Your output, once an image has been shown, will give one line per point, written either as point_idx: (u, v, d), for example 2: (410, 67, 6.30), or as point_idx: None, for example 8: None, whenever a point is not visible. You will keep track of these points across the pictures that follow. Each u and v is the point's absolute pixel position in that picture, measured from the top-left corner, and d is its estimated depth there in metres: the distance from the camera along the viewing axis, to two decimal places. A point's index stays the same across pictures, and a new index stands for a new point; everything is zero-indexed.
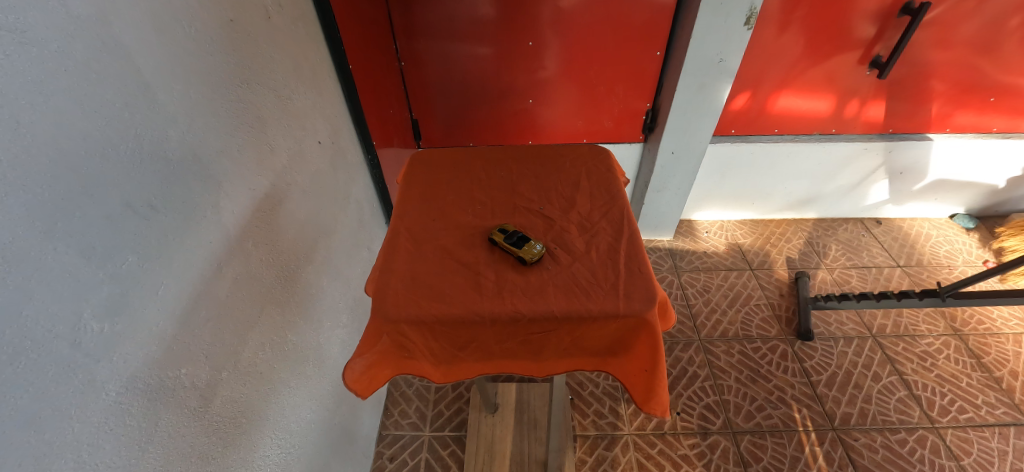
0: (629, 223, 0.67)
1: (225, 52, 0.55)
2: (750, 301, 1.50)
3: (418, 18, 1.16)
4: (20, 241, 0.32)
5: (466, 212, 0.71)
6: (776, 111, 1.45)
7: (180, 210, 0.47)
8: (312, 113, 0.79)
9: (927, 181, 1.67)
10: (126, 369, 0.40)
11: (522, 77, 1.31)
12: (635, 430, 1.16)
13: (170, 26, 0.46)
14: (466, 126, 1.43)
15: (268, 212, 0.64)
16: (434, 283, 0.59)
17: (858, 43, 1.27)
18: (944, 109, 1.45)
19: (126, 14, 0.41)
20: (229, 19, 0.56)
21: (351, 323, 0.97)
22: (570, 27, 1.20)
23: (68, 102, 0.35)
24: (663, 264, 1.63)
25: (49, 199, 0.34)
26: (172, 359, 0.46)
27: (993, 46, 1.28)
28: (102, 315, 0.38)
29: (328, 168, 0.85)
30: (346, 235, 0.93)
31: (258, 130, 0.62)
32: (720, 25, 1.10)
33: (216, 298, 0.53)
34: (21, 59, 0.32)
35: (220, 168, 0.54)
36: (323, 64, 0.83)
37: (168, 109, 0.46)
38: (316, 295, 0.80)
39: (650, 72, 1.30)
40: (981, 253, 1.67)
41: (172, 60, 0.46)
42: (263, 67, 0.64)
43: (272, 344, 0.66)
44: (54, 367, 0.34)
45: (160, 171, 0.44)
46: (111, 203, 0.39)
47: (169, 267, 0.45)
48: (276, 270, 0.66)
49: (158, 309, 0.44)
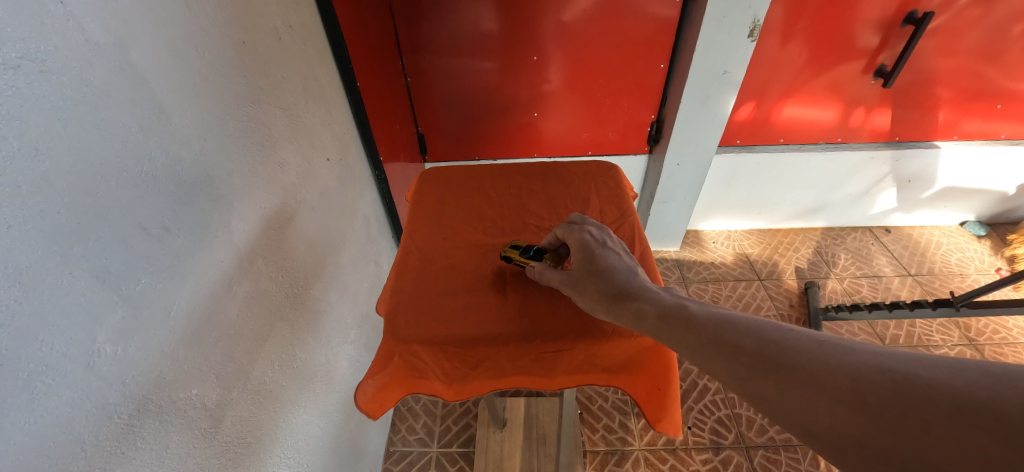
0: (640, 239, 0.67)
1: (237, 72, 0.56)
2: (759, 312, 1.48)
3: (424, 34, 1.18)
4: (32, 265, 0.32)
5: (476, 231, 0.71)
6: (781, 121, 1.45)
7: (193, 231, 0.47)
8: (321, 130, 0.79)
9: (936, 189, 1.65)
10: (139, 391, 0.40)
11: (526, 90, 1.32)
12: (645, 445, 1.15)
13: (184, 50, 0.47)
14: (472, 139, 1.44)
15: (279, 231, 0.65)
16: (446, 303, 0.59)
17: (862, 53, 1.27)
18: (950, 117, 1.44)
19: (141, 41, 0.41)
20: (241, 42, 0.57)
21: (359, 339, 0.97)
22: (573, 41, 1.21)
23: (85, 127, 0.36)
24: (670, 275, 1.62)
25: (66, 222, 0.34)
26: (184, 379, 0.46)
27: (998, 53, 1.28)
28: (116, 338, 0.38)
29: (336, 185, 0.85)
30: (353, 251, 0.93)
31: (268, 149, 0.63)
32: (723, 37, 1.11)
33: (227, 318, 0.53)
34: (38, 85, 0.32)
35: (232, 187, 0.54)
36: (331, 83, 0.84)
37: (182, 131, 0.46)
38: (325, 312, 0.80)
39: (653, 84, 1.30)
40: (993, 261, 1.65)
41: (185, 82, 0.47)
42: (274, 86, 0.65)
43: (281, 363, 0.65)
44: (68, 392, 0.34)
45: (172, 192, 0.44)
46: (125, 227, 0.39)
47: (181, 287, 0.45)
48: (285, 287, 0.66)
49: (170, 330, 0.44)
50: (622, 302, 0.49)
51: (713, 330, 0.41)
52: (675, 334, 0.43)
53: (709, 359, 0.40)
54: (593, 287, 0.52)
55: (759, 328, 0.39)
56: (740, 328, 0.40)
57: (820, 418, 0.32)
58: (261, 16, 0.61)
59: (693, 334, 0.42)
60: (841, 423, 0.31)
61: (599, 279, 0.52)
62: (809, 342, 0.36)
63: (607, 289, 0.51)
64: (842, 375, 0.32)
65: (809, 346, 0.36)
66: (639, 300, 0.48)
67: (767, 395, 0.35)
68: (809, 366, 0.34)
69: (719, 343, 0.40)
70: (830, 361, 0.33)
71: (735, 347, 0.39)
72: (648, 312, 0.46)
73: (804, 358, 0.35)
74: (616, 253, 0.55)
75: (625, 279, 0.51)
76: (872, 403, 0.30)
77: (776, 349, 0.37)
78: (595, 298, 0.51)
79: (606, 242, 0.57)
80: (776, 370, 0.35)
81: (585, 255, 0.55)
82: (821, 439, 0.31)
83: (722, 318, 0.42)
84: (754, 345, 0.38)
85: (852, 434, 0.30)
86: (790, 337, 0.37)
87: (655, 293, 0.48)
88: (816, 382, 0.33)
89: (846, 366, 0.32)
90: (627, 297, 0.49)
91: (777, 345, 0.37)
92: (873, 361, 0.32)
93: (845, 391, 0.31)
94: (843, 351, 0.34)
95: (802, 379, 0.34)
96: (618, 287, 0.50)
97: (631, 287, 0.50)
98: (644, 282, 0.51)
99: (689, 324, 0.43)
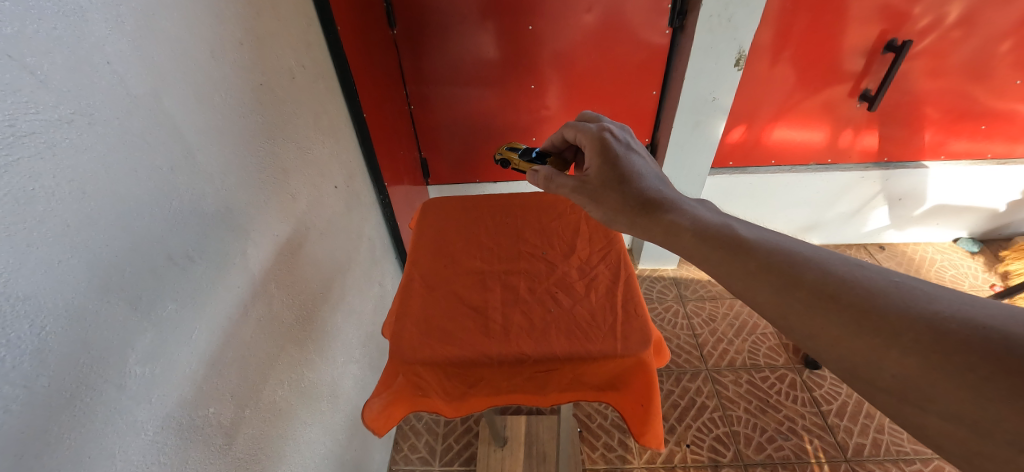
0: (626, 267, 0.72)
1: (254, 112, 0.60)
2: (756, 330, 1.49)
3: (427, 65, 1.25)
4: (79, 298, 0.36)
5: (474, 258, 0.75)
6: (772, 143, 1.50)
7: (214, 259, 0.51)
8: (329, 160, 0.84)
9: (927, 206, 1.69)
10: (161, 409, 0.44)
11: (526, 115, 1.38)
12: (644, 463, 1.16)
13: (209, 95, 0.51)
14: (474, 162, 1.50)
15: (290, 256, 0.69)
16: (445, 326, 0.63)
17: (848, 77, 1.32)
18: (936, 137, 1.49)
19: (174, 91, 0.46)
20: (259, 84, 0.62)
21: (364, 358, 1.00)
22: (569, 69, 1.27)
23: (125, 172, 0.40)
24: (668, 293, 1.64)
25: (108, 257, 0.38)
26: (202, 398, 0.49)
27: (982, 74, 1.32)
28: (144, 360, 0.42)
29: (343, 210, 0.90)
30: (359, 273, 0.97)
31: (281, 181, 0.67)
32: (712, 65, 1.16)
33: (242, 339, 0.57)
34: (90, 137, 0.36)
35: (248, 218, 0.58)
36: (340, 115, 0.89)
37: (206, 169, 0.50)
38: (331, 333, 0.83)
39: (647, 109, 1.36)
40: (986, 277, 1.68)
41: (210, 124, 0.51)
42: (287, 122, 0.69)
43: (290, 382, 0.69)
44: (103, 410, 0.38)
45: (196, 224, 0.49)
46: (157, 258, 0.43)
47: (201, 312, 0.49)
48: (296, 310, 0.70)
49: (191, 352, 0.47)
50: (648, 211, 0.56)
51: (765, 259, 0.43)
52: (718, 254, 0.46)
53: (756, 284, 0.42)
54: (618, 193, 0.60)
55: (822, 262, 0.40)
56: (802, 261, 0.41)
57: (884, 367, 0.33)
58: (276, 59, 0.66)
59: (740, 260, 0.44)
60: (910, 377, 0.32)
61: (624, 186, 0.60)
62: (882, 282, 0.36)
63: (633, 197, 0.59)
64: (920, 325, 0.32)
65: (882, 288, 0.36)
66: (674, 214, 0.54)
67: (818, 333, 0.37)
68: (882, 309, 0.34)
69: (774, 272, 0.41)
70: (909, 307, 0.34)
71: (794, 278, 0.40)
72: (685, 231, 0.51)
73: (877, 299, 0.35)
74: (638, 160, 0.63)
75: (653, 190, 0.59)
76: (948, 362, 0.30)
77: (840, 285, 0.37)
78: (622, 200, 0.59)
79: (627, 149, 0.65)
80: (840, 304, 0.36)
81: (612, 162, 0.63)
82: (880, 386, 0.34)
83: (774, 246, 0.44)
84: (814, 280, 0.39)
85: (916, 388, 0.32)
86: (861, 275, 0.37)
87: (688, 207, 0.55)
88: (892, 331, 0.33)
89: (927, 314, 0.33)
90: (654, 206, 0.56)
91: (841, 281, 0.38)
92: (961, 317, 0.31)
93: (924, 345, 0.31)
94: (922, 298, 0.34)
95: (875, 324, 0.34)
96: (644, 195, 0.58)
97: (656, 196, 0.58)
98: (669, 192, 0.58)
99: (737, 250, 0.45)
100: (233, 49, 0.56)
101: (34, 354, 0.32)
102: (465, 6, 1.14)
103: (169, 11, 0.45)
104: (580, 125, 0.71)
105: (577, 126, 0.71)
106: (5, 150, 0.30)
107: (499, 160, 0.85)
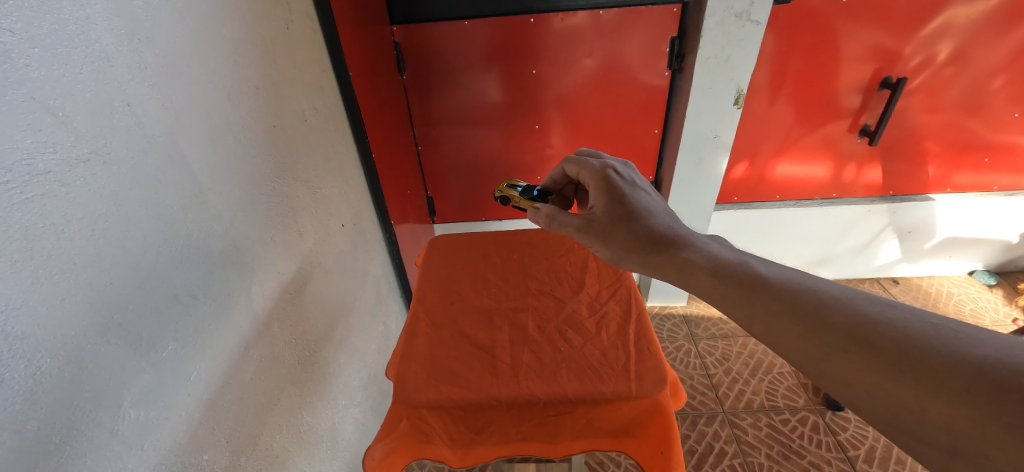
0: (637, 305, 0.70)
1: (266, 151, 0.62)
2: (773, 369, 1.44)
3: (435, 107, 1.30)
4: (77, 338, 0.35)
5: (481, 296, 0.74)
6: (776, 179, 1.51)
7: (218, 298, 0.51)
8: (337, 200, 0.85)
9: (937, 239, 1.68)
10: (154, 455, 0.42)
11: (531, 154, 1.40)
12: None
13: (222, 136, 0.53)
14: (479, 200, 1.52)
15: (295, 294, 0.68)
16: (452, 367, 0.61)
17: (847, 113, 1.35)
18: (940, 170, 1.49)
19: (190, 133, 0.47)
20: (272, 125, 0.64)
21: (365, 401, 0.96)
22: (572, 109, 1.30)
23: (137, 210, 0.40)
24: (678, 332, 1.60)
25: (112, 295, 0.37)
26: (197, 444, 0.47)
27: (981, 108, 1.34)
28: (139, 403, 0.40)
29: (349, 248, 0.90)
30: (363, 312, 0.95)
31: (290, 219, 0.68)
32: (712, 104, 1.18)
33: (241, 382, 0.55)
34: (104, 176, 0.37)
35: (254, 254, 0.58)
36: (348, 155, 0.91)
37: (216, 208, 0.51)
38: (332, 374, 0.80)
39: (649, 146, 1.37)
40: (1007, 311, 1.63)
41: (223, 165, 0.52)
42: (298, 162, 0.71)
43: (289, 426, 0.66)
44: (93, 456, 0.36)
45: (203, 263, 0.48)
46: (161, 296, 0.43)
47: (201, 353, 0.48)
48: (298, 351, 0.69)
49: (189, 394, 0.46)
50: (660, 250, 0.56)
51: (788, 299, 0.42)
52: (738, 288, 0.46)
53: (778, 324, 0.41)
54: (627, 232, 0.60)
55: (849, 300, 0.40)
56: (829, 298, 0.40)
57: (927, 419, 0.32)
58: (290, 102, 0.69)
59: (763, 300, 0.43)
60: (958, 428, 0.30)
61: (633, 225, 0.60)
62: (920, 324, 0.35)
63: (644, 236, 0.58)
64: (968, 372, 0.31)
65: (921, 330, 0.35)
66: (689, 250, 0.54)
67: (857, 378, 0.35)
68: (921, 353, 0.33)
69: (802, 309, 0.40)
70: (950, 351, 0.32)
71: (824, 318, 0.39)
72: (700, 269, 0.50)
73: (916, 343, 0.34)
74: (644, 197, 0.63)
75: (665, 226, 0.59)
76: (1000, 412, 0.28)
77: (875, 326, 0.36)
78: (633, 238, 0.59)
79: (633, 187, 0.65)
80: (875, 344, 0.35)
81: (619, 200, 0.63)
82: (925, 440, 0.32)
83: (799, 285, 0.43)
84: (845, 323, 0.38)
85: (966, 441, 0.29)
86: (896, 317, 0.36)
87: (701, 243, 0.54)
88: (935, 378, 0.32)
89: (975, 360, 0.31)
90: (667, 244, 0.56)
91: (873, 323, 0.37)
92: (1013, 362, 0.30)
93: (971, 393, 0.30)
94: (967, 342, 0.33)
95: (914, 370, 0.33)
96: (655, 234, 0.58)
97: (668, 233, 0.57)
98: (682, 229, 0.58)
99: (759, 289, 0.44)
100: (248, 93, 0.58)
101: (27, 396, 0.31)
102: (470, 53, 1.19)
103: (189, 57, 0.47)
104: (584, 162, 0.71)
105: (580, 162, 0.71)
106: (18, 188, 0.31)
107: (499, 198, 0.83)
